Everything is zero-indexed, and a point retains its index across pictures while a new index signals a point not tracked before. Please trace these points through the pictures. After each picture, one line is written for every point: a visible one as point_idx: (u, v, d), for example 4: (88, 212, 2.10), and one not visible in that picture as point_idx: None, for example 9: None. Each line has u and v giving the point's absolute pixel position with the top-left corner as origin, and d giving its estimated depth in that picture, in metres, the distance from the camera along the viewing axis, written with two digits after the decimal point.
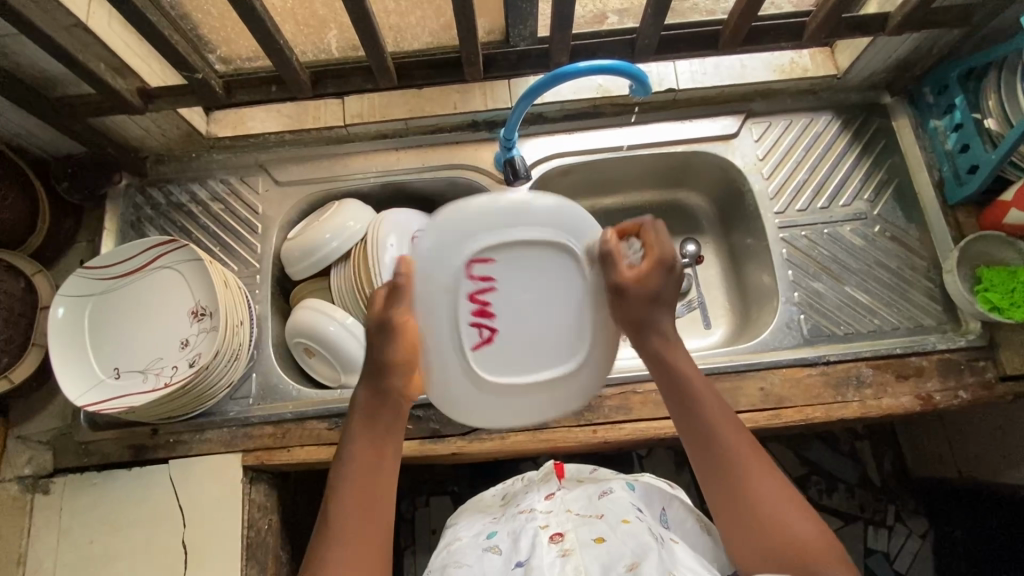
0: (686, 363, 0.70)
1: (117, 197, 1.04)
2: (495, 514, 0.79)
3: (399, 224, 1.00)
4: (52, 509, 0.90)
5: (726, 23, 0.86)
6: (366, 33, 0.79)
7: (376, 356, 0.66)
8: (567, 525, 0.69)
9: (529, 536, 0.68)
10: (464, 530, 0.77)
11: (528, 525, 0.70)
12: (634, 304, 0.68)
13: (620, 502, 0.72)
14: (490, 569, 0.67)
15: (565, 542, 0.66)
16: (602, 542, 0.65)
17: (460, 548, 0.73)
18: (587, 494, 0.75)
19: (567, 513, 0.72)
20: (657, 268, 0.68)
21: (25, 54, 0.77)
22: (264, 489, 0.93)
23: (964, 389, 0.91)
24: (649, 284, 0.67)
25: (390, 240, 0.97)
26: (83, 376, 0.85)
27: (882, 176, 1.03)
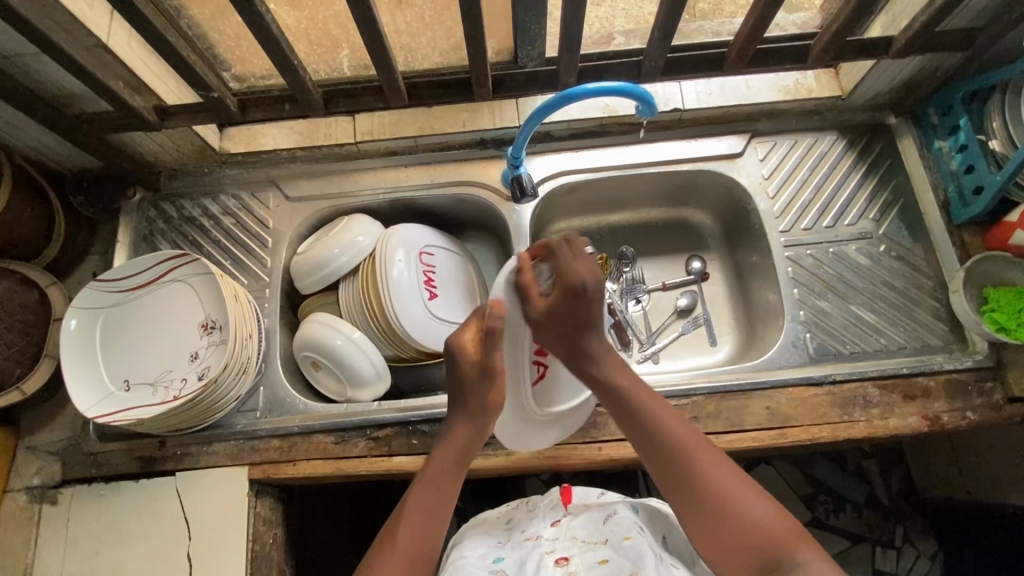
0: (618, 366, 0.78)
1: (131, 210, 1.06)
2: (500, 534, 0.79)
3: (410, 238, 1.02)
4: (59, 521, 0.90)
5: (731, 44, 0.87)
6: (378, 55, 0.81)
7: (481, 400, 0.76)
8: (572, 549, 0.72)
9: (535, 559, 0.71)
10: (470, 549, 0.76)
11: (534, 551, 0.73)
12: (562, 327, 0.75)
13: (623, 523, 0.73)
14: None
15: (571, 566, 0.69)
16: (607, 564, 0.68)
17: (463, 565, 0.73)
18: (591, 517, 0.76)
19: (573, 538, 0.73)
20: (565, 294, 0.75)
21: (46, 72, 0.79)
22: (270, 502, 0.93)
23: (971, 410, 0.90)
24: (557, 307, 0.75)
25: (400, 253, 0.99)
26: (93, 388, 0.86)
27: (888, 197, 1.04)
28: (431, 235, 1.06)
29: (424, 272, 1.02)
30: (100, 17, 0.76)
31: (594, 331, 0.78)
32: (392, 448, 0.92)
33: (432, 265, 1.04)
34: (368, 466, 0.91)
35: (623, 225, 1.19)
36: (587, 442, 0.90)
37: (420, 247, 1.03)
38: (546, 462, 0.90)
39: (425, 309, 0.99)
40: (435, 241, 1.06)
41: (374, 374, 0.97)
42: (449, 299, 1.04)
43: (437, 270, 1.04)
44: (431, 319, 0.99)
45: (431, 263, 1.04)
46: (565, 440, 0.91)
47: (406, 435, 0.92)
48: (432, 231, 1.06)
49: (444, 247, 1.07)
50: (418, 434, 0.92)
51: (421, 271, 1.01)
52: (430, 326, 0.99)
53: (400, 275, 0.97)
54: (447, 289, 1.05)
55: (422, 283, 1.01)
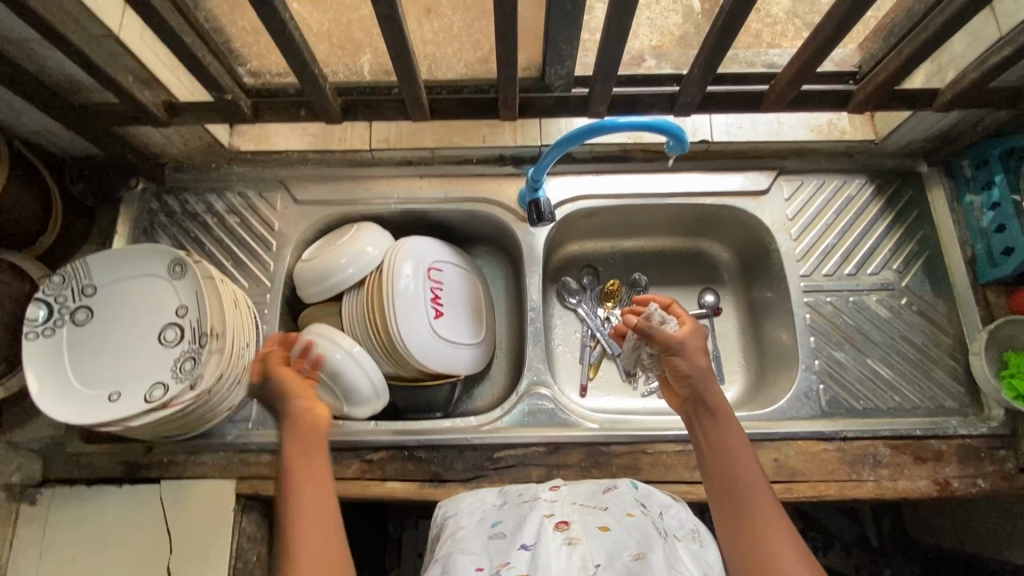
0: (731, 429, 0.73)
1: (132, 200, 1.02)
2: (495, 501, 0.74)
3: (418, 251, 0.98)
4: (37, 522, 0.88)
5: (772, 85, 0.84)
6: (403, 66, 0.76)
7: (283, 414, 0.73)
8: (572, 515, 0.66)
9: (534, 523, 0.64)
10: (466, 518, 0.72)
11: (533, 513, 0.66)
12: (694, 352, 0.78)
13: (623, 497, 0.70)
14: (495, 555, 0.62)
15: (571, 531, 0.63)
16: (608, 530, 0.63)
17: (461, 534, 0.68)
18: (591, 488, 0.72)
19: (572, 503, 0.68)
20: (695, 329, 0.81)
21: (52, 60, 0.75)
22: (255, 519, 0.91)
23: (982, 478, 0.88)
24: (693, 334, 0.81)
25: (411, 269, 0.96)
26: (67, 394, 0.81)
27: (913, 248, 1.01)
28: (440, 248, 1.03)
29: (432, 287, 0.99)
30: (112, 8, 0.71)
31: (697, 358, 0.78)
32: (385, 473, 0.89)
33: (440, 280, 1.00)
34: (360, 491, 0.88)
35: (637, 251, 1.16)
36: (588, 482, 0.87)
37: (429, 263, 0.99)
38: None
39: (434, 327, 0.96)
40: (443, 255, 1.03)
41: (373, 392, 0.94)
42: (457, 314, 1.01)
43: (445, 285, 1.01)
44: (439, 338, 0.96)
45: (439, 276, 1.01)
46: (565, 478, 0.88)
47: (401, 460, 0.89)
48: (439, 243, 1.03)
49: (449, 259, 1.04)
50: (413, 460, 0.89)
51: (428, 288, 0.98)
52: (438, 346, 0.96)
53: (410, 292, 0.94)
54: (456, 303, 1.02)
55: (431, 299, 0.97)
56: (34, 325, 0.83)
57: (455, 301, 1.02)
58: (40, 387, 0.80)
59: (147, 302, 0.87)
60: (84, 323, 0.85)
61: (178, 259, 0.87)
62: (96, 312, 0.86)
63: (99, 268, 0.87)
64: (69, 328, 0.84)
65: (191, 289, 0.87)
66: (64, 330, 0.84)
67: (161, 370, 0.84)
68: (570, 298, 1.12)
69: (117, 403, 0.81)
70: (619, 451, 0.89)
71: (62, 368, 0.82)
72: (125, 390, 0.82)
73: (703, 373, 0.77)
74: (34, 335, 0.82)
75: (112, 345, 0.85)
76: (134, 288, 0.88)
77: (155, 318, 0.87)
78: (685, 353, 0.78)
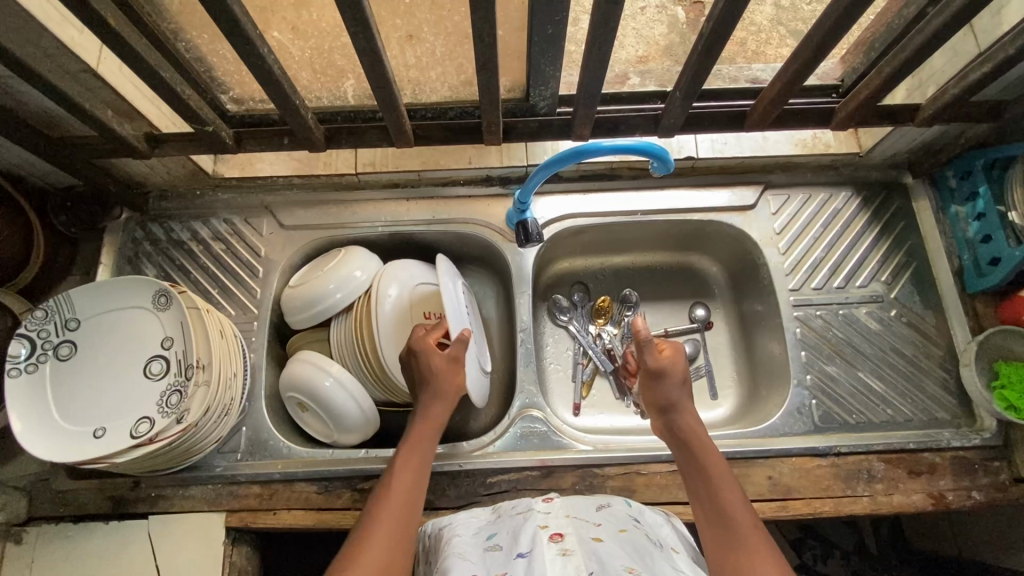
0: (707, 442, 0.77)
1: (116, 230, 1.02)
2: (489, 518, 0.74)
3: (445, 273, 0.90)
4: (22, 562, 0.86)
5: (755, 103, 0.84)
6: (385, 93, 0.76)
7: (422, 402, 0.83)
8: (567, 527, 0.65)
9: (529, 533, 0.65)
10: (462, 527, 0.72)
11: (528, 524, 0.67)
12: (674, 382, 0.80)
13: (617, 514, 0.70)
14: (492, 566, 0.62)
15: (566, 542, 0.62)
16: (602, 543, 0.62)
17: (457, 544, 0.68)
18: (584, 503, 0.72)
19: (568, 515, 0.68)
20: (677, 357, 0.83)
21: (30, 95, 0.74)
22: (246, 551, 0.89)
23: (977, 490, 0.88)
24: (673, 360, 0.82)
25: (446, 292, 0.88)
26: (49, 431, 0.80)
27: (901, 259, 1.01)
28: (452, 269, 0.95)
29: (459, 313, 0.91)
30: (90, 43, 0.71)
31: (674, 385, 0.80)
32: None
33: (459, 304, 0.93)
34: (351, 520, 0.87)
35: (627, 267, 1.16)
36: None
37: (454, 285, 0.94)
38: None
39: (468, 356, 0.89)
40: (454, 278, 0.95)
41: (364, 419, 0.93)
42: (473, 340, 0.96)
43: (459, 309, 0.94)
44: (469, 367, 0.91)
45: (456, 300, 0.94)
46: None
47: None
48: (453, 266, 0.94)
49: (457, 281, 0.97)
50: None
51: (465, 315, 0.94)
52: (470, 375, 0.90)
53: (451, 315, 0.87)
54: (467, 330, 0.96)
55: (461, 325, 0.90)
56: (16, 362, 0.81)
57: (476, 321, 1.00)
58: (22, 425, 0.78)
59: (132, 335, 0.86)
60: (68, 357, 0.84)
61: (163, 290, 0.86)
62: (81, 347, 0.85)
63: (82, 302, 0.86)
64: (52, 363, 0.83)
65: (176, 321, 0.86)
66: (46, 366, 0.83)
67: (148, 404, 0.83)
68: (561, 316, 1.12)
69: (104, 440, 0.80)
70: (613, 473, 0.88)
71: (44, 404, 0.81)
72: (110, 426, 0.81)
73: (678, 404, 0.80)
74: (15, 372, 0.81)
75: (96, 380, 0.84)
76: (118, 322, 0.87)
77: (143, 351, 0.86)
78: (670, 382, 0.80)
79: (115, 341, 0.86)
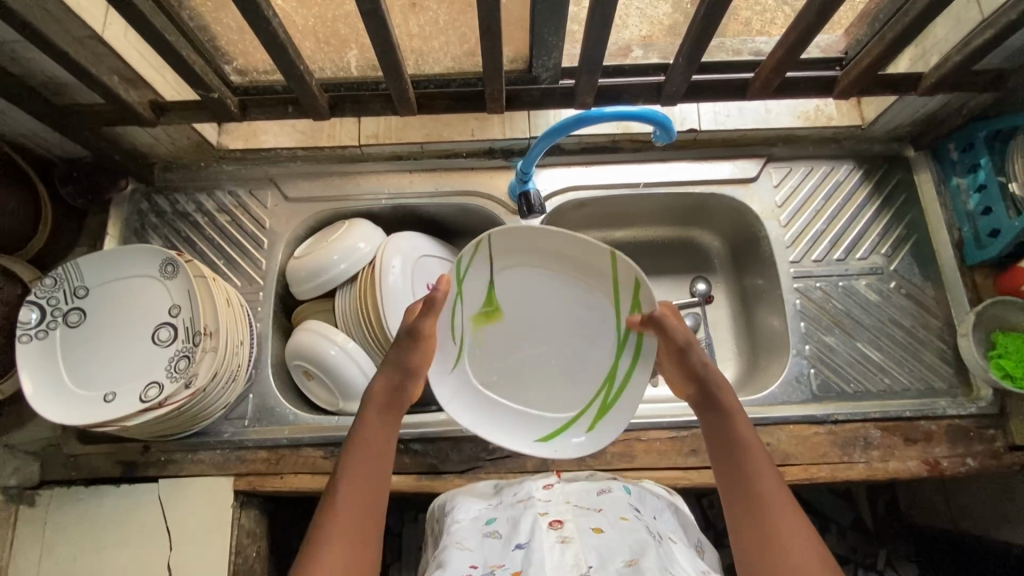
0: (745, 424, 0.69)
1: (122, 201, 1.02)
2: (491, 500, 0.74)
3: (583, 257, 0.77)
4: (36, 523, 0.88)
5: (757, 71, 0.84)
6: (387, 58, 0.76)
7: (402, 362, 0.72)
8: (567, 514, 0.65)
9: (528, 521, 0.64)
10: (462, 513, 0.72)
11: (528, 511, 0.66)
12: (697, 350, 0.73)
13: (617, 501, 0.69)
14: (491, 554, 0.62)
15: (565, 530, 0.62)
16: (602, 532, 0.61)
17: (456, 532, 0.68)
18: (585, 488, 0.71)
19: (567, 503, 0.67)
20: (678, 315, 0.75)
21: (37, 61, 0.75)
22: (254, 514, 0.92)
23: (972, 457, 0.89)
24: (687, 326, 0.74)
25: (602, 286, 0.78)
26: (60, 396, 0.81)
27: (902, 232, 1.02)
28: (512, 254, 0.78)
29: (545, 312, 0.81)
30: (96, 9, 0.71)
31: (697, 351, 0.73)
32: None
33: (512, 307, 0.80)
34: None
35: (628, 242, 1.16)
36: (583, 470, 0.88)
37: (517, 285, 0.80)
38: None
39: (580, 364, 0.81)
40: (486, 275, 0.78)
41: None
42: (483, 367, 0.81)
43: (499, 321, 0.80)
44: (559, 389, 0.82)
45: (516, 301, 0.80)
46: (561, 467, 0.89)
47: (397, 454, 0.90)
48: (472, 255, 0.75)
49: (465, 283, 0.76)
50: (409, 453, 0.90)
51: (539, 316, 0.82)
52: (570, 398, 0.82)
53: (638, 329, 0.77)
54: (483, 351, 0.81)
55: (557, 328, 0.81)
56: (27, 328, 0.83)
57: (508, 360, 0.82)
58: (34, 388, 0.80)
59: (139, 302, 0.87)
60: (77, 324, 0.85)
61: (169, 259, 0.87)
62: (89, 314, 0.86)
63: (90, 270, 0.87)
64: (61, 330, 0.85)
65: (183, 289, 0.86)
66: (56, 333, 0.84)
67: (157, 370, 0.84)
68: None
69: (114, 405, 0.82)
70: (613, 439, 0.90)
71: (55, 369, 0.83)
72: (119, 390, 0.83)
73: (708, 366, 0.73)
74: (27, 338, 0.82)
75: (105, 345, 0.86)
76: (124, 290, 0.88)
77: (151, 318, 0.87)
78: (697, 351, 0.73)
79: (123, 309, 0.87)
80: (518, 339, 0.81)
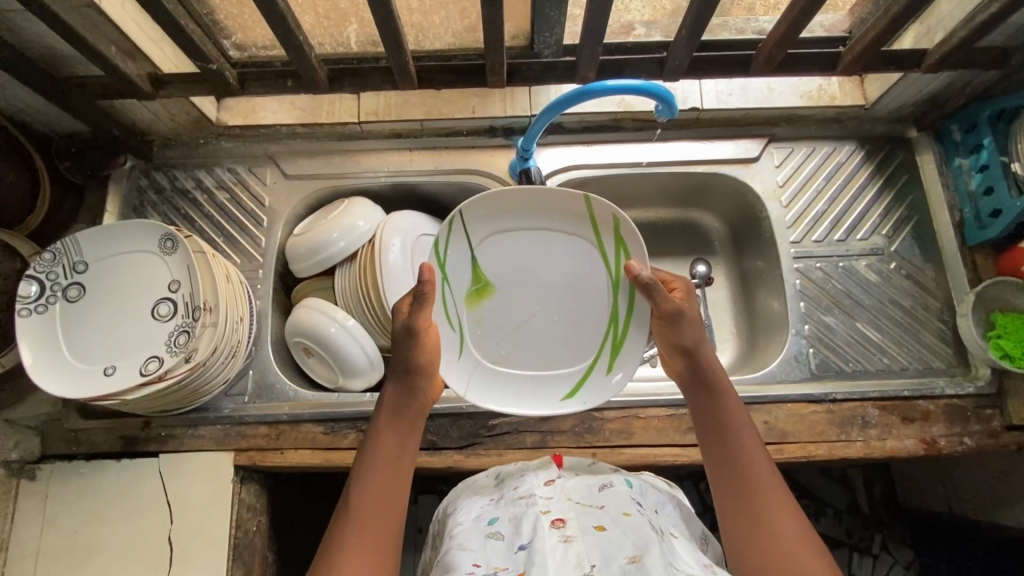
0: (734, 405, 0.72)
1: (121, 178, 1.02)
2: (491, 498, 0.71)
3: (553, 209, 0.79)
4: (37, 497, 0.89)
5: (760, 47, 0.83)
6: (387, 29, 0.75)
7: (406, 360, 0.72)
8: (569, 512, 0.63)
9: (530, 520, 0.62)
10: (463, 514, 0.70)
11: (529, 510, 0.64)
12: (687, 324, 0.74)
13: (620, 496, 0.67)
14: (494, 557, 0.59)
15: (567, 528, 0.60)
16: (604, 531, 0.59)
17: (458, 533, 0.65)
18: (586, 484, 0.69)
19: (568, 500, 0.65)
20: (688, 296, 0.78)
21: (34, 31, 0.74)
22: (254, 490, 0.92)
23: (969, 436, 0.90)
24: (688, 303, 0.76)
25: (578, 232, 0.80)
26: (60, 369, 0.81)
27: (903, 212, 1.01)
28: (487, 225, 0.80)
29: (536, 277, 0.81)
30: None
31: (691, 325, 0.74)
32: None
33: (501, 276, 0.81)
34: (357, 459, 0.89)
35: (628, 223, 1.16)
36: (581, 447, 0.89)
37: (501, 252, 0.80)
38: None
39: (583, 317, 0.81)
40: (467, 251, 0.79)
41: (367, 364, 0.95)
42: (488, 341, 0.81)
43: (492, 294, 0.81)
44: (570, 348, 0.82)
45: (505, 272, 0.81)
46: (560, 444, 0.89)
47: None
48: (448, 233, 0.78)
49: (448, 263, 0.79)
50: None
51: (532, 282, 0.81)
52: (582, 352, 0.82)
53: (625, 260, 0.78)
54: (485, 327, 0.81)
55: (551, 289, 0.81)
56: (26, 302, 0.82)
57: (510, 329, 0.81)
58: (33, 362, 0.80)
59: (138, 278, 0.87)
60: (77, 299, 0.85)
61: (168, 234, 0.87)
62: (88, 289, 0.86)
63: (89, 245, 0.86)
64: (61, 304, 0.84)
65: (182, 264, 0.86)
66: (55, 307, 0.84)
67: (157, 344, 0.84)
68: None
69: (114, 378, 0.82)
70: (611, 417, 0.90)
71: (55, 344, 0.83)
72: (120, 364, 0.83)
73: (699, 346, 0.74)
74: (27, 312, 0.82)
75: (104, 321, 0.85)
76: (123, 265, 0.88)
77: (150, 294, 0.87)
78: (687, 324, 0.74)
79: (122, 284, 0.87)
80: (518, 308, 0.81)
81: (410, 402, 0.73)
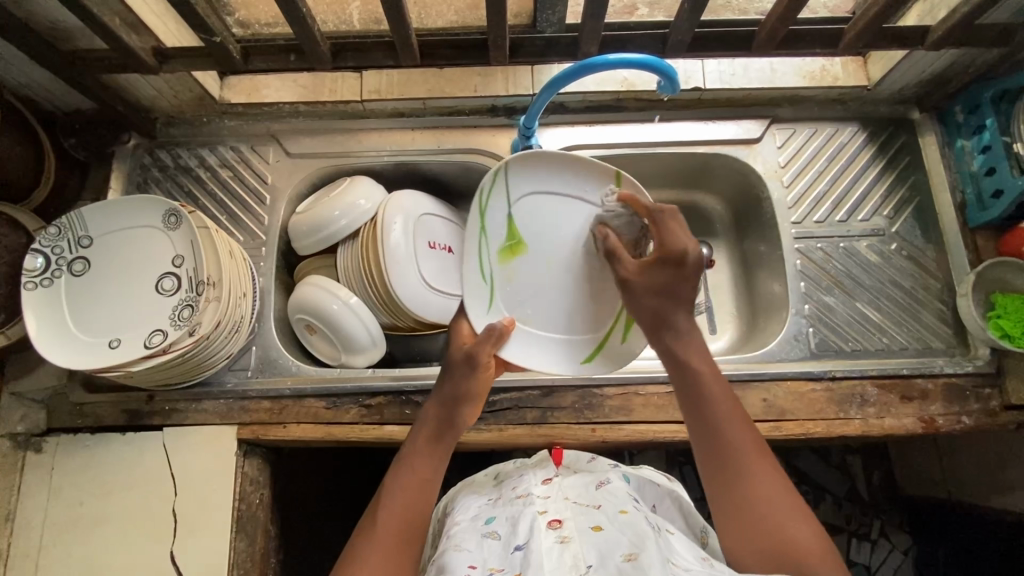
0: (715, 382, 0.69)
1: (124, 156, 1.03)
2: (489, 499, 0.72)
3: (588, 180, 0.82)
4: (43, 469, 0.90)
5: (762, 23, 0.83)
6: (389, 1, 0.75)
7: (459, 389, 0.75)
8: (566, 512, 0.62)
9: (527, 520, 0.62)
10: (461, 514, 0.70)
11: (527, 510, 0.64)
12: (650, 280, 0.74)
13: (617, 493, 0.66)
14: (488, 557, 0.59)
15: (564, 529, 0.59)
16: (601, 530, 0.58)
17: (456, 531, 0.66)
18: (583, 484, 0.69)
19: (566, 500, 0.65)
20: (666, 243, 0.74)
21: (39, 3, 0.75)
22: (257, 463, 0.93)
23: (967, 415, 0.90)
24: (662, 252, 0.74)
25: (608, 207, 0.83)
26: (66, 342, 0.82)
27: (904, 194, 1.02)
28: (529, 185, 0.82)
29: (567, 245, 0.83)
30: None
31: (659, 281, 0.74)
32: (384, 416, 0.90)
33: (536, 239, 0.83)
34: (359, 434, 0.90)
35: None
36: (581, 423, 0.89)
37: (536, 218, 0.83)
38: (538, 439, 0.89)
39: (603, 291, 0.85)
40: (504, 206, 0.81)
41: (369, 341, 0.95)
42: (514, 299, 0.83)
43: (523, 252, 0.82)
44: (588, 319, 0.85)
45: (536, 235, 0.83)
46: (560, 420, 0.90)
47: (399, 404, 0.91)
48: (489, 185, 0.80)
49: (486, 216, 0.81)
50: (410, 405, 0.91)
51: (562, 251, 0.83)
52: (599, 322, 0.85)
53: None
54: (512, 284, 0.82)
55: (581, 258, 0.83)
56: (33, 275, 0.83)
57: (537, 293, 0.83)
58: (40, 333, 0.81)
59: (142, 253, 0.88)
60: (82, 273, 0.86)
61: (172, 210, 0.87)
62: (94, 264, 0.87)
63: (94, 219, 0.87)
64: (66, 278, 0.85)
65: (185, 240, 0.87)
66: (61, 281, 0.85)
67: (162, 319, 0.85)
68: None
69: (120, 350, 0.83)
70: (611, 394, 0.91)
71: (61, 317, 0.83)
72: (124, 337, 0.84)
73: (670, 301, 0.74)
74: (33, 286, 0.83)
75: (110, 295, 0.86)
76: (128, 240, 0.88)
77: (155, 269, 0.87)
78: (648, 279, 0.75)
79: (127, 260, 0.88)
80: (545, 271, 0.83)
81: (449, 428, 0.74)
